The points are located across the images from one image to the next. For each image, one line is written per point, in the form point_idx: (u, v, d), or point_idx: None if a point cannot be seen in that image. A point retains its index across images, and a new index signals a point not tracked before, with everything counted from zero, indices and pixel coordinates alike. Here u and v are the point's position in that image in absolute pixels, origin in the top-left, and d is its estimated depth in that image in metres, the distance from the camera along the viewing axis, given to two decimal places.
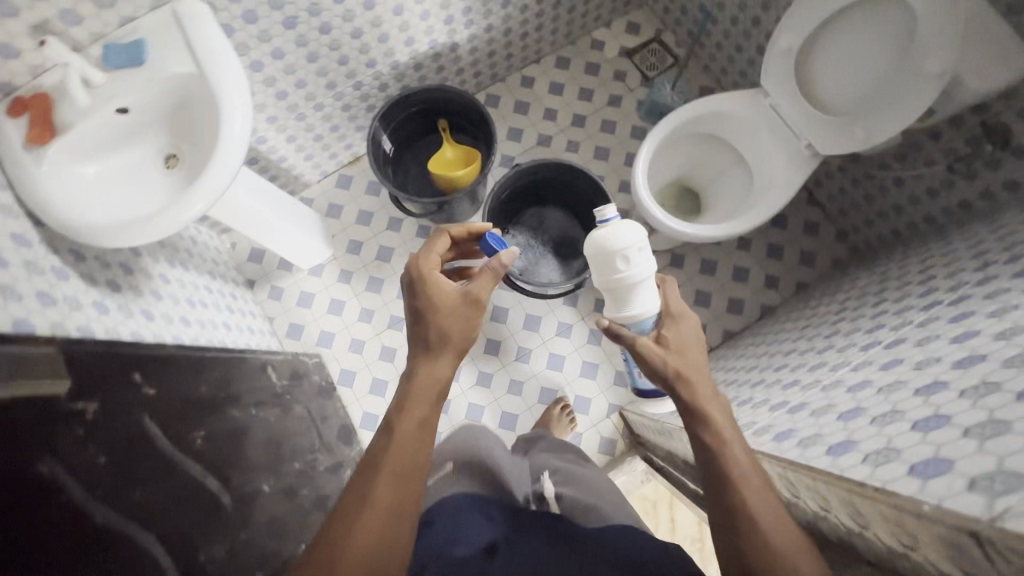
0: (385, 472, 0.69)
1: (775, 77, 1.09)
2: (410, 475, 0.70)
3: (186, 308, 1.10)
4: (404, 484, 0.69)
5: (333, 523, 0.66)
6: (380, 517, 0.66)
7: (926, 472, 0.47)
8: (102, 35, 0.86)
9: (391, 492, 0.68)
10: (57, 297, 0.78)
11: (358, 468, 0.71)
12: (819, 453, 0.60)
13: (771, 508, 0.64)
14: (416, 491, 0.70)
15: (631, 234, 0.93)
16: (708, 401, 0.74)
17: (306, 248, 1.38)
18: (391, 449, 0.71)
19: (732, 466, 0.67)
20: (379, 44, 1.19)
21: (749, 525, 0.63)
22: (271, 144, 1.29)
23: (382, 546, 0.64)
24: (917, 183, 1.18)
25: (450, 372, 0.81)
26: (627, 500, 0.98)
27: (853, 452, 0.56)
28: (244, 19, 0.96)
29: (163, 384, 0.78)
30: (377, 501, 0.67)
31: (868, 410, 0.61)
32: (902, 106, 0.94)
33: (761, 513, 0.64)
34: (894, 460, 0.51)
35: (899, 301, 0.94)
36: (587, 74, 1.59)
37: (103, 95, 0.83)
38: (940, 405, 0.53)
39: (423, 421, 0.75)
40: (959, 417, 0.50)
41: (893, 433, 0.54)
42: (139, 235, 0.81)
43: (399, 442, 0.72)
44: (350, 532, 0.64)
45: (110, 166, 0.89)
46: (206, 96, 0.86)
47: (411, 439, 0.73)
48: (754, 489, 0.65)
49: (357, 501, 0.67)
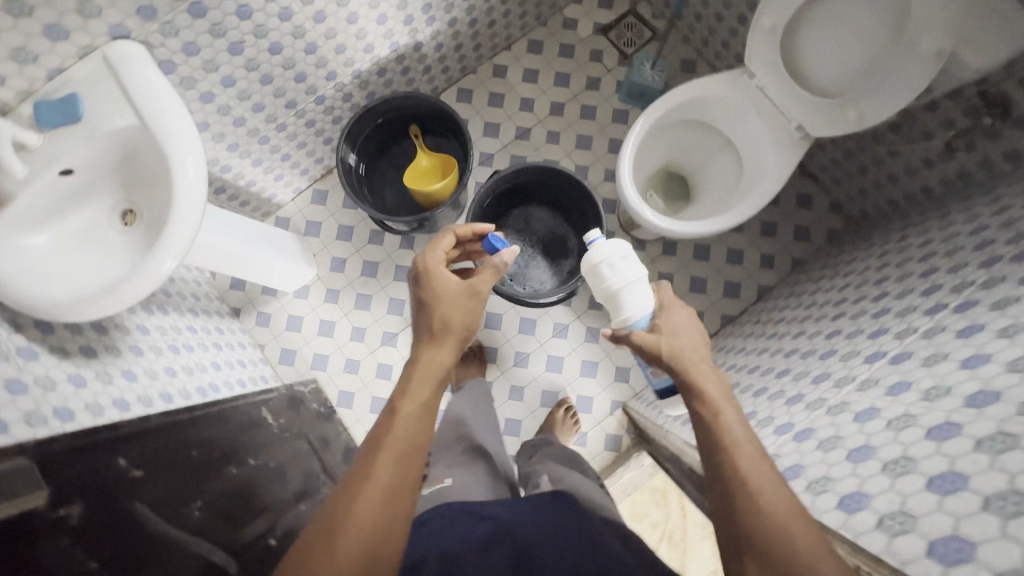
0: (386, 453, 0.70)
1: (758, 59, 1.03)
2: (411, 456, 0.71)
3: (170, 357, 1.07)
4: (406, 466, 0.70)
5: (335, 501, 0.67)
6: (379, 496, 0.67)
7: (945, 553, 0.52)
8: (31, 91, 0.79)
9: (391, 472, 0.69)
10: (29, 380, 0.76)
11: (363, 449, 0.72)
12: (831, 505, 0.65)
13: (767, 476, 0.64)
14: (417, 474, 0.71)
15: (611, 244, 0.92)
16: (706, 377, 0.74)
17: (289, 274, 1.34)
18: (394, 429, 0.72)
19: (727, 436, 0.68)
20: (336, 55, 1.11)
21: (744, 491, 0.63)
22: (236, 171, 1.22)
23: (381, 524, 0.66)
24: (913, 152, 1.13)
25: (451, 360, 0.82)
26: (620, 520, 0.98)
27: (867, 510, 0.61)
28: (185, 53, 0.88)
29: (150, 461, 0.75)
30: (377, 480, 0.68)
31: (878, 451, 0.65)
32: (900, 86, 0.89)
33: (757, 481, 0.64)
34: (912, 531, 0.56)
35: (901, 285, 0.90)
36: (562, 57, 1.51)
37: (44, 158, 0.78)
38: (954, 459, 0.57)
39: (427, 405, 0.76)
40: (976, 480, 0.54)
41: (906, 490, 0.59)
42: (108, 304, 0.78)
43: (403, 424, 0.73)
44: (351, 507, 0.66)
45: (62, 229, 0.83)
46: (155, 149, 0.81)
47: (416, 421, 0.74)
48: (751, 459, 0.66)
49: (358, 479, 0.68)
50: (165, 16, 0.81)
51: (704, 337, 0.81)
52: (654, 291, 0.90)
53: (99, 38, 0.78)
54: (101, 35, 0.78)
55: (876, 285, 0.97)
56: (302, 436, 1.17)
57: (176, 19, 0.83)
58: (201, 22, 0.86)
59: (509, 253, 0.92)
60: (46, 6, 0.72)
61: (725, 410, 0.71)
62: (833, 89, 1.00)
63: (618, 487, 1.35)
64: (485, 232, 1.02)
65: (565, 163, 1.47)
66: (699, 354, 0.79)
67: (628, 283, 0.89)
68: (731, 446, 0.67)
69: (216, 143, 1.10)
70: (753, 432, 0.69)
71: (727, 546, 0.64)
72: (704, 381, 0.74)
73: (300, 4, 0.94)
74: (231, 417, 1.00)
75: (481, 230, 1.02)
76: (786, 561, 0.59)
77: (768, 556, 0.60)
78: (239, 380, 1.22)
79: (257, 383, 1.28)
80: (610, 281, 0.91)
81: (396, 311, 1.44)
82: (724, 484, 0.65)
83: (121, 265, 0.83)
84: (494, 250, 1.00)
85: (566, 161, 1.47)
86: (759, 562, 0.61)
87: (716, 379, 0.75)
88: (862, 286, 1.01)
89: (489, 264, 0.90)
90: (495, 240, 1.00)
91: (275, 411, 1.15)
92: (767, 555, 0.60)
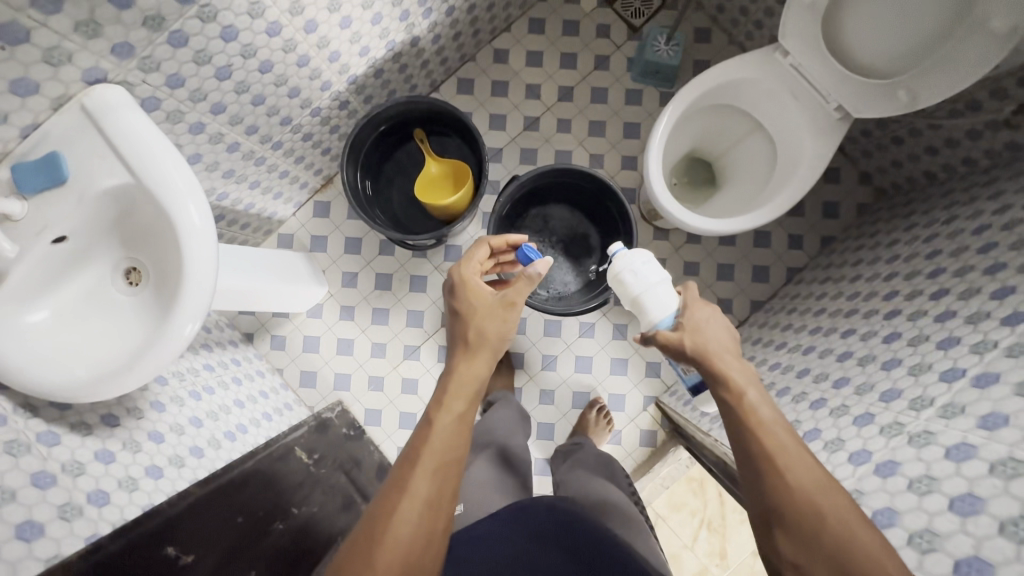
0: (422, 468, 0.64)
1: (797, 36, 0.95)
2: (448, 470, 0.65)
3: (193, 407, 0.98)
4: (441, 480, 0.65)
5: (368, 522, 0.62)
6: (417, 513, 0.62)
7: None
8: (5, 153, 0.71)
9: (429, 488, 0.63)
10: (56, 469, 0.71)
11: (395, 465, 0.66)
12: None
13: (797, 457, 0.61)
14: (454, 490, 0.66)
15: (631, 252, 0.86)
16: (730, 364, 0.69)
17: (303, 297, 1.27)
18: (426, 446, 0.66)
19: (754, 420, 0.64)
20: (331, 64, 1.00)
21: (772, 471, 0.61)
22: (234, 197, 1.13)
23: (419, 544, 0.60)
24: (955, 124, 1.06)
25: (486, 370, 0.75)
26: (651, 538, 0.95)
27: None
28: (169, 86, 0.79)
29: (199, 540, 0.74)
30: (413, 496, 0.62)
31: None
32: (957, 69, 0.85)
33: (787, 462, 0.61)
34: None
35: (964, 282, 0.80)
36: (566, 35, 1.39)
37: (34, 228, 0.72)
38: None
39: (462, 417, 0.69)
40: None
41: None
42: (129, 380, 0.72)
43: (437, 441, 0.66)
44: (387, 526, 0.60)
45: (62, 299, 0.77)
46: (153, 205, 0.74)
47: (452, 436, 0.67)
48: (778, 442, 0.62)
49: (392, 497, 0.62)
50: (144, 51, 0.73)
51: (726, 323, 0.75)
52: (681, 292, 0.81)
53: (74, 85, 0.71)
54: (75, 82, 0.71)
55: (931, 278, 0.87)
56: (338, 467, 1.11)
57: (155, 51, 0.73)
58: (184, 51, 0.76)
59: (544, 261, 0.83)
60: (9, 61, 0.64)
61: (750, 391, 0.67)
62: (877, 68, 0.93)
63: (656, 481, 1.35)
64: (518, 243, 0.95)
65: (579, 153, 1.38)
66: (724, 344, 0.72)
67: (649, 286, 0.83)
68: (759, 428, 0.64)
69: (211, 172, 1.01)
70: (780, 413, 0.65)
71: (756, 523, 0.63)
72: (729, 368, 0.69)
73: (289, 17, 0.84)
74: (267, 468, 0.94)
75: (515, 242, 0.95)
76: (820, 538, 0.58)
77: (801, 534, 0.59)
78: (265, 413, 1.16)
79: (282, 413, 1.22)
80: (629, 286, 0.84)
81: (416, 324, 1.38)
82: (750, 468, 0.63)
83: (137, 330, 0.77)
84: (527, 261, 0.89)
85: (580, 150, 1.38)
86: (791, 539, 0.59)
87: (741, 366, 0.69)
88: (913, 279, 0.91)
89: (522, 276, 0.82)
90: (529, 249, 0.90)
91: (308, 446, 1.09)
92: (801, 533, 0.59)
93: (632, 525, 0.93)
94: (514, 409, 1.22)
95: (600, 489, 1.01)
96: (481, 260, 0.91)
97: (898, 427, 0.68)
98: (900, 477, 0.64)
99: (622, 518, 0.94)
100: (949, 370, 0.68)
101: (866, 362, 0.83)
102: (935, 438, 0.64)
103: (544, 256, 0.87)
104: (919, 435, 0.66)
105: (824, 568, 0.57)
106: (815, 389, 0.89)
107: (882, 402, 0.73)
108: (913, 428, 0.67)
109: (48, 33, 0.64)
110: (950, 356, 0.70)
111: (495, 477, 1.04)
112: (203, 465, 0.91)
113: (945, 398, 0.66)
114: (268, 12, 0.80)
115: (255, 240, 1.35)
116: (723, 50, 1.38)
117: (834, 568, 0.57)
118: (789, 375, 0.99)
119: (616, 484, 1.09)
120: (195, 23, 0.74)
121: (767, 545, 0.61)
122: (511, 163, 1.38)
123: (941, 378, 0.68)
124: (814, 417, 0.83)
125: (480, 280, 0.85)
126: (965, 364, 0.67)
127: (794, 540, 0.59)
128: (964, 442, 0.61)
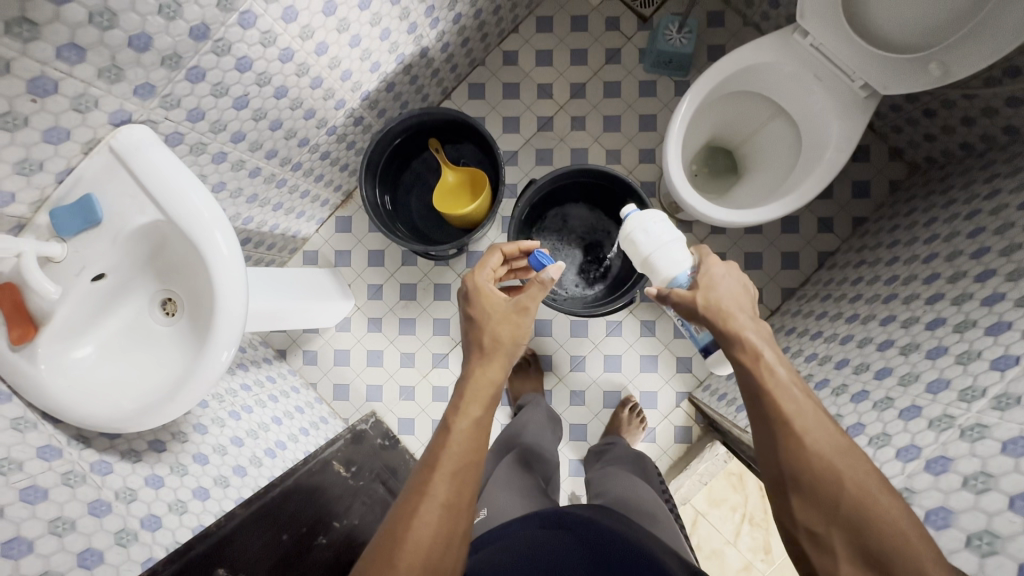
0: (442, 470, 0.64)
1: (814, 15, 0.93)
2: (467, 476, 0.65)
3: (234, 425, 1.00)
4: (461, 484, 0.64)
5: (391, 521, 0.62)
6: (437, 515, 0.61)
7: None
8: (43, 199, 0.75)
9: (448, 490, 0.63)
10: (110, 496, 0.75)
11: (415, 467, 0.66)
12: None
13: (815, 418, 0.60)
14: (473, 490, 0.65)
15: (644, 212, 0.81)
16: (744, 323, 0.67)
17: (335, 311, 1.29)
18: (446, 449, 0.66)
19: (771, 380, 0.62)
20: (343, 82, 1.01)
21: (790, 438, 0.59)
22: (258, 220, 1.15)
23: (439, 545, 0.60)
24: (993, 92, 1.00)
25: (501, 377, 0.74)
26: (676, 534, 0.93)
27: None
28: (190, 121, 0.81)
29: (249, 560, 0.76)
30: (432, 498, 0.62)
31: None
32: (995, 36, 0.81)
33: (803, 426, 0.59)
34: None
35: (1011, 261, 0.74)
36: (575, 30, 1.37)
37: (73, 268, 0.75)
38: None
39: (479, 421, 0.69)
40: None
41: None
42: (171, 410, 0.75)
43: (456, 443, 0.66)
44: (408, 527, 0.60)
45: (103, 334, 0.80)
46: (182, 238, 0.77)
47: (469, 442, 0.67)
48: (796, 403, 0.61)
49: (411, 499, 0.62)
50: (165, 89, 0.75)
51: (742, 280, 0.72)
52: (694, 251, 0.78)
53: (102, 127, 0.74)
54: (103, 125, 0.73)
55: (975, 259, 0.82)
56: (376, 478, 1.12)
57: (175, 89, 0.76)
58: (202, 86, 0.78)
59: (556, 265, 0.80)
60: (40, 112, 0.67)
61: (766, 351, 0.64)
62: (905, 44, 0.90)
63: (695, 478, 1.32)
64: (530, 249, 0.93)
65: (594, 150, 1.37)
66: (738, 300, 0.70)
67: (662, 244, 0.79)
68: (774, 389, 0.62)
69: (235, 199, 1.04)
70: (797, 375, 0.63)
71: (771, 488, 0.62)
72: (743, 327, 0.67)
73: (300, 41, 0.85)
74: (305, 483, 0.95)
75: (527, 247, 0.93)
76: (835, 499, 0.56)
77: (821, 502, 0.57)
78: (302, 428, 1.18)
79: (318, 426, 1.25)
80: (639, 246, 0.80)
81: (443, 331, 1.39)
82: (766, 434, 0.61)
83: (178, 360, 0.81)
84: (539, 266, 0.86)
85: (596, 147, 1.37)
86: (807, 503, 0.58)
87: (756, 325, 0.67)
88: (955, 258, 0.86)
89: (534, 280, 0.79)
90: (542, 255, 0.87)
91: (345, 458, 1.10)
92: (817, 499, 0.57)
93: (662, 521, 0.92)
94: (543, 411, 1.22)
95: (628, 486, 1.00)
96: (495, 267, 0.89)
97: (948, 420, 0.66)
98: (954, 474, 0.63)
99: (652, 513, 0.92)
100: (1001, 358, 0.65)
101: (909, 351, 0.79)
102: (990, 432, 0.62)
103: (556, 261, 0.86)
104: (972, 428, 0.63)
105: (840, 530, 0.56)
106: (855, 381, 0.85)
107: (929, 393, 0.70)
108: (964, 420, 0.65)
109: (75, 82, 0.67)
110: (1001, 343, 0.66)
111: (530, 478, 1.02)
112: (247, 484, 0.94)
113: (998, 387, 0.64)
114: (280, 39, 0.81)
115: (281, 259, 1.38)
116: (738, 32, 1.33)
117: (850, 532, 0.55)
118: (827, 366, 0.96)
119: (649, 482, 1.07)
120: (211, 58, 0.76)
121: (782, 512, 0.60)
122: (526, 165, 1.38)
123: (993, 366, 0.65)
124: (856, 411, 0.80)
125: (494, 288, 0.82)
126: (1018, 351, 0.63)
127: (819, 514, 0.57)
128: (1021, 436, 0.59)
